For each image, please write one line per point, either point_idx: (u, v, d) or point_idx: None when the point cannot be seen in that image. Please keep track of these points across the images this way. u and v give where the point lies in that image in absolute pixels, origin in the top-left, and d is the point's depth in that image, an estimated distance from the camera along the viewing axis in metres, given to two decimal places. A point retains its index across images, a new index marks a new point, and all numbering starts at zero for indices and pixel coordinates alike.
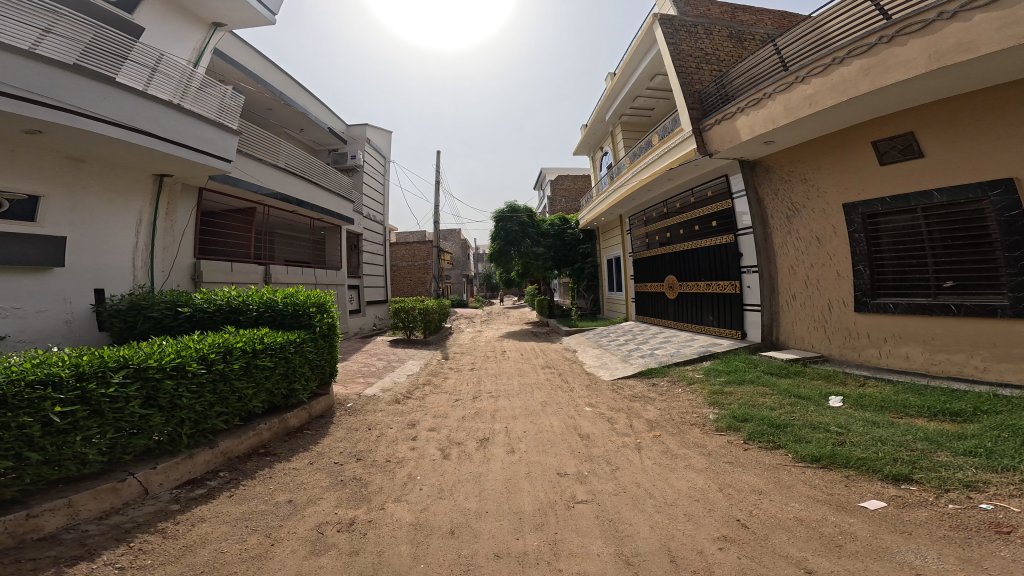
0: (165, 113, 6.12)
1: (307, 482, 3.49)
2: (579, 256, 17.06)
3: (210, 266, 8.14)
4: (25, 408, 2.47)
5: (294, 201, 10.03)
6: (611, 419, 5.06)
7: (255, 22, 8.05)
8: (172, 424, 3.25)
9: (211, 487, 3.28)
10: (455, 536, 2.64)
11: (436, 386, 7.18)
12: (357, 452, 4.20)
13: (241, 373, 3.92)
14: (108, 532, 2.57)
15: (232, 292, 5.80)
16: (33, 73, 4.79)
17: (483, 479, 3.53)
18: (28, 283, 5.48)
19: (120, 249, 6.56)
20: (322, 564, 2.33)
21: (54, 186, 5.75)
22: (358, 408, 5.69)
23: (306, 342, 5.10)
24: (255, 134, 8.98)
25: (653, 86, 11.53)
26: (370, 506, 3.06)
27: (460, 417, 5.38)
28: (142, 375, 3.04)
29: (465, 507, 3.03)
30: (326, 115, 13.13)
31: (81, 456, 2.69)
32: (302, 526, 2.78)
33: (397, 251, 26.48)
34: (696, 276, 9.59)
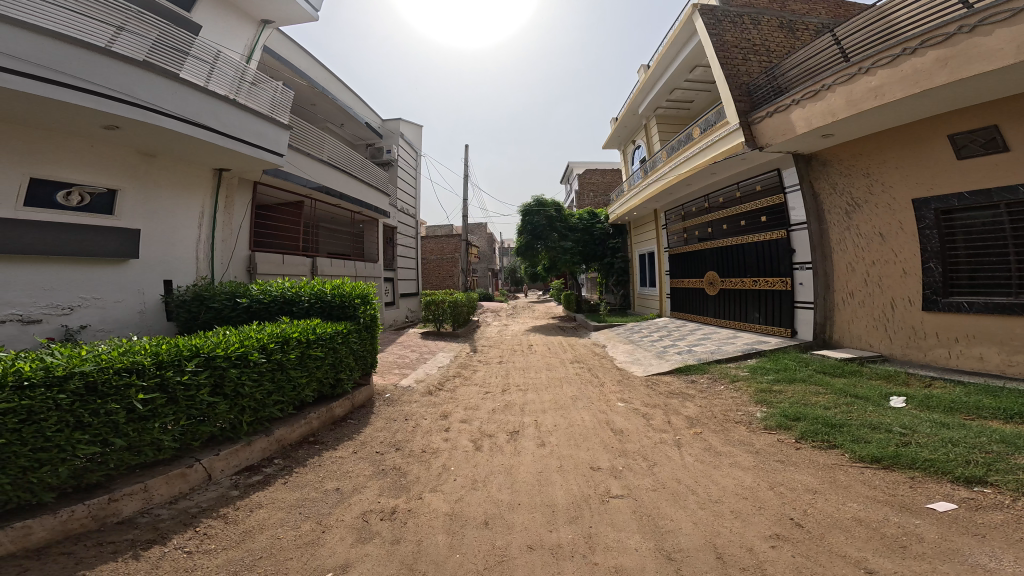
0: (224, 108, 6.50)
1: (352, 470, 3.67)
2: (607, 251, 16.75)
3: (263, 259, 8.67)
4: (112, 395, 2.69)
5: (337, 194, 10.37)
6: (645, 415, 4.97)
7: (298, 20, 8.41)
8: (235, 412, 3.50)
9: (267, 474, 3.51)
10: (489, 527, 2.69)
11: (466, 378, 7.30)
12: (396, 442, 4.35)
13: (295, 362, 4.16)
14: (176, 516, 2.80)
15: (286, 284, 6.13)
16: (114, 74, 5.21)
17: (515, 471, 3.57)
18: (111, 275, 6.05)
19: (185, 242, 7.07)
20: (368, 552, 2.44)
21: (127, 178, 6.24)
22: (395, 398, 5.88)
23: (352, 333, 5.34)
24: (304, 131, 9.41)
25: (691, 78, 11.05)
26: (409, 496, 3.17)
27: (490, 409, 5.45)
28: (211, 363, 3.31)
29: (498, 498, 3.08)
30: (364, 112, 13.54)
31: (157, 443, 2.93)
32: (348, 514, 2.92)
33: (426, 245, 27.10)
34: (741, 272, 9.16)
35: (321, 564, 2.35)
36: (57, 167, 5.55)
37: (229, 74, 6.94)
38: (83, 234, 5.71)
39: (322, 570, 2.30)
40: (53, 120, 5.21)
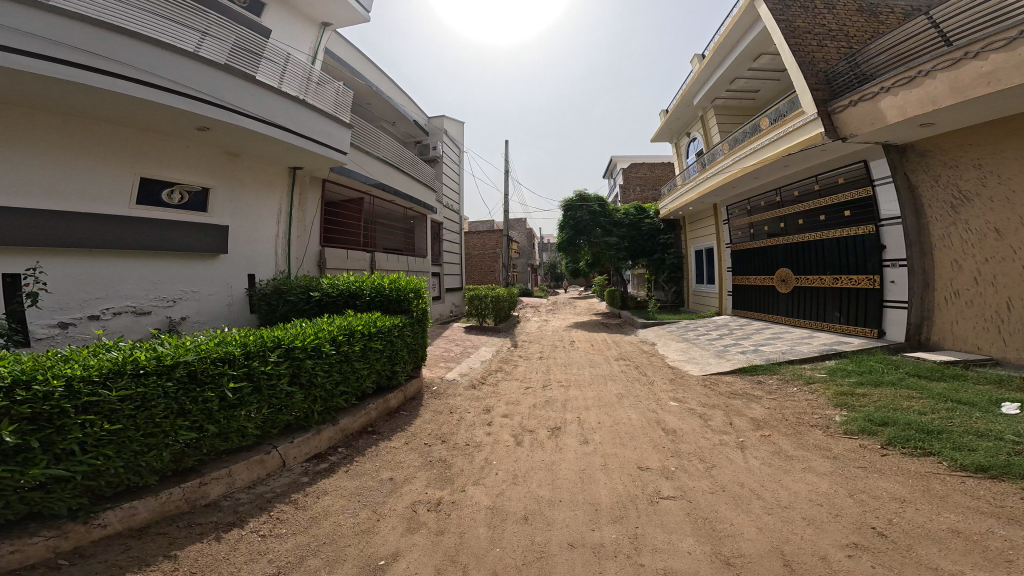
0: (295, 108, 6.86)
1: (404, 460, 3.83)
2: (657, 247, 16.43)
3: (331, 254, 9.14)
4: (209, 383, 2.95)
5: (392, 190, 10.71)
6: (703, 416, 4.83)
7: (351, 20, 8.71)
8: (308, 402, 3.77)
9: (333, 462, 3.72)
10: (529, 523, 2.73)
11: (508, 373, 7.39)
12: (442, 434, 4.49)
13: (358, 354, 4.43)
14: (254, 501, 3.01)
15: (352, 278, 6.40)
16: (206, 78, 5.63)
17: (557, 468, 3.59)
18: (205, 270, 6.60)
19: (265, 238, 7.60)
20: (415, 542, 2.55)
21: (215, 177, 6.73)
22: (442, 391, 6.05)
23: (406, 327, 5.59)
24: (364, 130, 9.76)
25: (756, 66, 10.57)
26: (453, 488, 3.27)
27: (531, 405, 5.49)
28: (291, 354, 3.59)
29: (539, 494, 3.12)
30: (413, 109, 13.87)
31: (242, 429, 3.18)
32: (400, 503, 3.06)
33: (468, 240, 27.53)
34: (819, 269, 8.65)
35: (376, 551, 2.48)
36: (161, 167, 6.04)
37: (298, 75, 7.32)
38: (184, 231, 6.25)
39: (375, 557, 2.42)
40: (156, 123, 5.68)
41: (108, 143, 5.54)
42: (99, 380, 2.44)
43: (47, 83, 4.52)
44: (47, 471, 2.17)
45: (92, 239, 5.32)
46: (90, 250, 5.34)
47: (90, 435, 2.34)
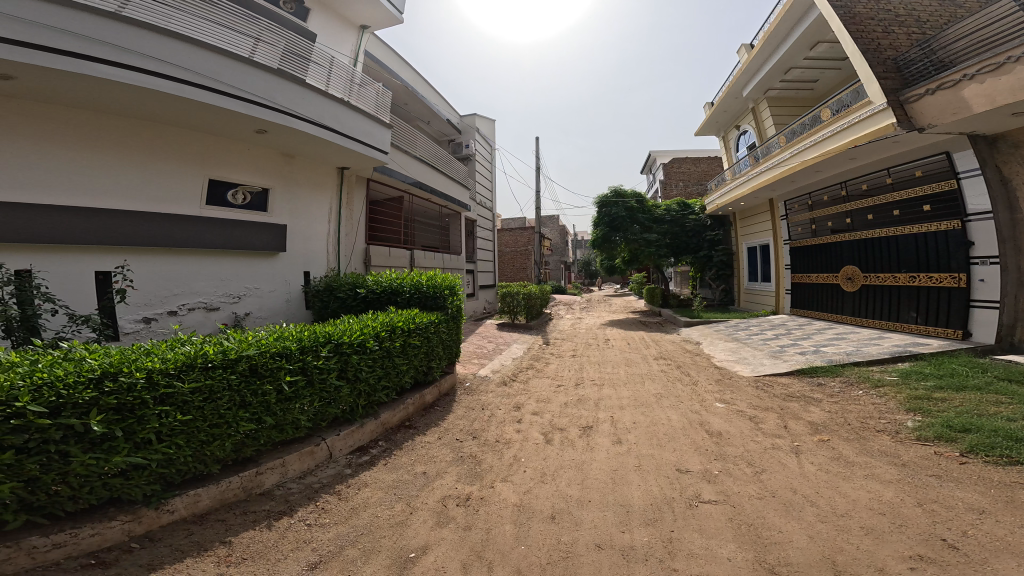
0: (341, 110, 7.10)
1: (436, 455, 3.94)
2: (704, 244, 15.77)
3: (376, 252, 9.42)
4: (267, 376, 3.15)
5: (429, 189, 10.93)
6: (754, 419, 4.69)
7: (385, 23, 8.92)
8: (353, 396, 3.95)
9: (374, 455, 3.88)
10: (556, 522, 2.75)
11: (539, 370, 7.42)
12: (473, 430, 4.57)
13: (399, 350, 4.61)
14: (303, 490, 3.18)
15: (393, 275, 6.66)
16: (264, 83, 5.92)
17: (586, 467, 3.60)
18: (266, 267, 6.99)
19: (318, 237, 7.92)
20: (444, 536, 2.63)
21: (273, 178, 7.07)
22: (475, 387, 6.16)
23: (442, 323, 5.76)
24: (403, 131, 10.00)
25: (813, 55, 10.19)
26: (482, 484, 3.34)
27: (562, 403, 5.50)
28: (339, 350, 3.78)
29: (567, 493, 3.14)
30: (446, 108, 14.09)
31: (295, 422, 3.37)
32: (432, 497, 3.16)
33: (500, 237, 27.69)
34: (890, 267, 8.26)
35: (407, 543, 2.57)
36: (225, 169, 6.41)
37: (342, 78, 7.58)
38: (247, 231, 6.63)
39: (407, 549, 2.52)
40: (220, 127, 6.02)
41: (180, 147, 5.91)
42: (173, 373, 2.64)
43: (129, 92, 4.87)
44: (128, 458, 2.36)
45: (168, 238, 5.73)
46: (165, 250, 5.74)
47: (165, 425, 2.54)
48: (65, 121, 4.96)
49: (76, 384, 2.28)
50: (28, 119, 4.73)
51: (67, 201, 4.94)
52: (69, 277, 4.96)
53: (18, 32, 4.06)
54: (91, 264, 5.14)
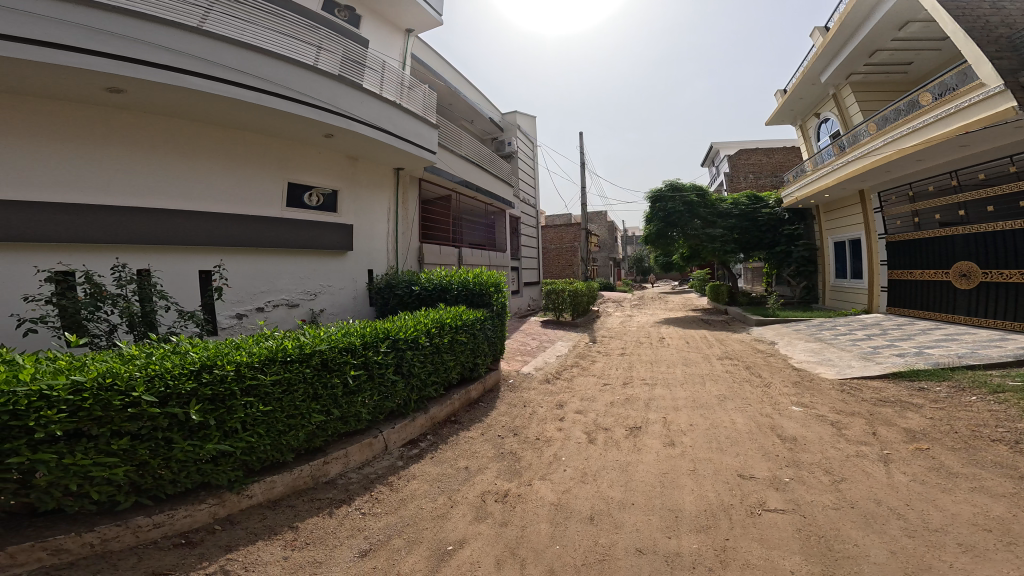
0: (395, 113, 7.41)
1: (478, 450, 4.04)
2: (780, 239, 14.73)
3: (429, 250, 9.70)
4: (335, 370, 3.39)
5: (474, 187, 11.11)
6: (836, 424, 4.41)
7: (426, 25, 9.11)
8: (407, 390, 4.14)
9: (422, 448, 4.03)
10: (594, 523, 2.76)
11: (584, 368, 7.40)
12: (515, 427, 4.64)
13: (447, 347, 4.77)
14: (361, 480, 3.38)
15: (443, 273, 6.97)
16: (329, 89, 6.26)
17: (631, 469, 3.57)
18: (336, 265, 7.41)
19: (378, 236, 8.29)
20: (481, 531, 2.71)
21: (337, 179, 7.44)
22: (518, 384, 6.25)
23: (487, 320, 5.89)
24: (449, 131, 10.22)
25: (903, 33, 9.42)
26: (520, 481, 3.40)
27: (608, 402, 5.46)
28: (395, 346, 3.99)
29: (608, 495, 3.13)
30: (488, 107, 14.25)
31: (357, 414, 3.60)
32: (472, 492, 3.26)
33: (546, 234, 27.58)
34: (1017, 262, 7.55)
35: (446, 536, 2.68)
36: (297, 172, 6.85)
37: (393, 81, 7.89)
38: (319, 231, 7.06)
39: (445, 542, 2.62)
40: (292, 133, 6.44)
41: (258, 152, 6.37)
42: (257, 366, 2.90)
43: (216, 102, 5.30)
44: (218, 445, 2.62)
45: (252, 238, 6.20)
46: (248, 249, 6.20)
47: (249, 415, 2.80)
48: (164, 132, 5.47)
49: (179, 375, 2.55)
50: (132, 130, 5.23)
51: (167, 205, 5.46)
52: (174, 276, 5.50)
53: (128, 50, 4.52)
54: (194, 265, 5.69)
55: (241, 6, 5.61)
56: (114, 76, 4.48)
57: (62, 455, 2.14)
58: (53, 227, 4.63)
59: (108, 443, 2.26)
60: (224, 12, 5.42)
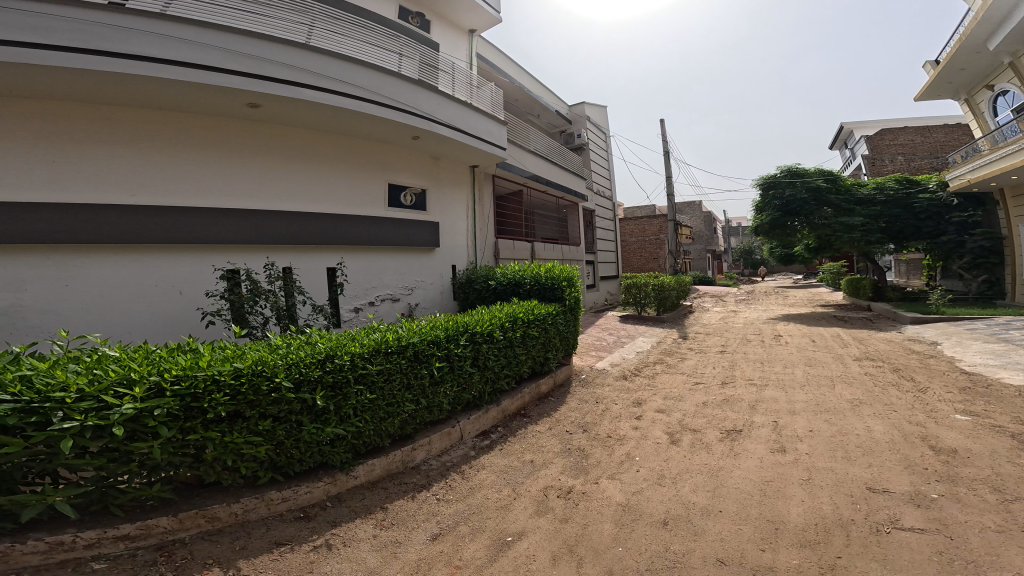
0: (469, 113, 7.69)
1: (544, 445, 4.08)
2: (949, 228, 12.57)
3: (503, 245, 9.88)
4: (424, 361, 3.64)
5: (545, 182, 11.10)
6: (1019, 437, 3.75)
7: (487, 24, 9.24)
8: (482, 382, 4.30)
9: (493, 440, 4.16)
10: (667, 528, 2.67)
11: (668, 366, 7.13)
12: (584, 423, 4.62)
13: (519, 340, 4.88)
14: (440, 468, 3.59)
15: (516, 267, 7.14)
16: (413, 94, 6.63)
17: (722, 474, 3.37)
18: (427, 261, 7.83)
19: (460, 233, 8.62)
20: (540, 525, 2.75)
21: (423, 179, 7.83)
22: (590, 380, 6.19)
23: (560, 315, 5.90)
24: (517, 126, 10.33)
25: None
26: (586, 478, 3.38)
27: (698, 402, 5.20)
28: (473, 339, 4.18)
29: (689, 500, 3.00)
30: (555, 100, 14.13)
31: (441, 404, 3.82)
32: (535, 485, 3.32)
33: (626, 227, 26.47)
34: None
35: (506, 527, 2.77)
36: (392, 173, 7.32)
37: (462, 81, 8.15)
38: (412, 229, 7.50)
39: (505, 532, 2.71)
40: (385, 136, 6.92)
41: (358, 156, 6.86)
42: (366, 357, 3.22)
43: (325, 112, 5.83)
44: (335, 429, 2.95)
45: (359, 236, 6.73)
46: (354, 247, 6.74)
47: (359, 401, 3.11)
48: (285, 142, 6.08)
49: (309, 364, 2.91)
50: (259, 141, 5.85)
51: (291, 207, 6.10)
52: (308, 274, 6.18)
53: (262, 69, 5.09)
54: (322, 262, 6.36)
55: (338, 23, 6.14)
56: (251, 93, 5.08)
57: (224, 434, 2.54)
58: (208, 230, 5.36)
59: (256, 424, 2.64)
60: (325, 29, 5.94)
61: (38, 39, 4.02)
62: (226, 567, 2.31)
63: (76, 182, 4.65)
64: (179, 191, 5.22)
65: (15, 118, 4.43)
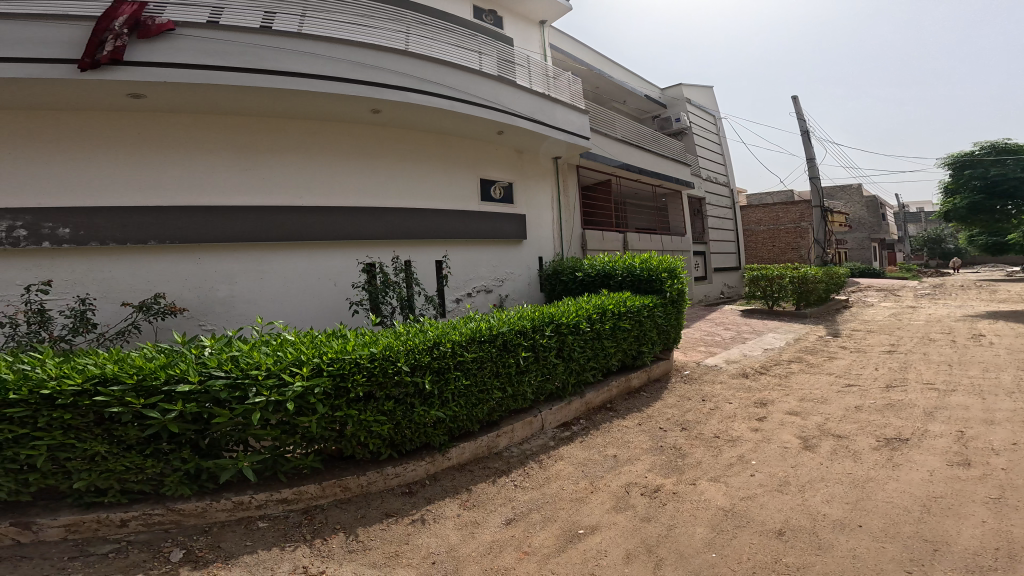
0: (550, 105, 7.68)
1: (632, 441, 3.94)
2: None
3: (591, 236, 9.66)
4: (512, 350, 3.76)
5: (637, 169, 10.61)
6: None
7: (559, 12, 9.06)
8: (567, 374, 4.27)
9: (573, 432, 4.11)
10: (783, 539, 2.41)
11: (808, 366, 6.33)
12: (683, 421, 4.36)
13: (608, 333, 4.76)
14: (520, 455, 3.66)
15: (606, 258, 6.97)
16: (497, 90, 6.81)
17: (870, 486, 2.92)
18: (516, 253, 8.03)
19: (545, 224, 8.65)
20: (617, 521, 2.70)
21: (508, 173, 7.98)
22: (694, 376, 5.80)
23: (657, 307, 5.63)
24: (602, 114, 10.02)
25: None
26: (680, 478, 3.19)
27: (847, 406, 4.55)
28: (559, 330, 4.19)
29: (818, 510, 2.67)
30: (645, 84, 13.44)
31: (525, 393, 3.89)
32: (615, 481, 3.23)
33: None
34: None
35: (579, 519, 2.76)
36: (480, 167, 7.56)
37: (540, 74, 8.12)
38: (502, 222, 7.71)
39: (577, 524, 2.71)
40: (473, 133, 7.17)
41: (450, 153, 7.17)
42: (463, 344, 3.43)
43: (423, 113, 6.20)
44: (438, 412, 3.19)
45: (455, 230, 7.05)
46: (450, 241, 7.09)
47: (457, 386, 3.33)
48: (396, 142, 6.60)
49: (420, 351, 3.18)
50: (367, 144, 6.34)
51: (403, 204, 6.61)
52: (424, 266, 6.76)
53: (373, 78, 5.55)
54: (430, 254, 6.85)
55: (427, 27, 6.53)
56: (369, 99, 5.59)
57: (360, 412, 2.89)
58: (333, 228, 5.95)
59: (380, 405, 2.96)
60: (418, 34, 6.33)
61: (220, 63, 4.80)
62: (349, 533, 2.65)
63: (244, 186, 5.51)
64: (316, 192, 5.93)
65: (195, 131, 5.31)
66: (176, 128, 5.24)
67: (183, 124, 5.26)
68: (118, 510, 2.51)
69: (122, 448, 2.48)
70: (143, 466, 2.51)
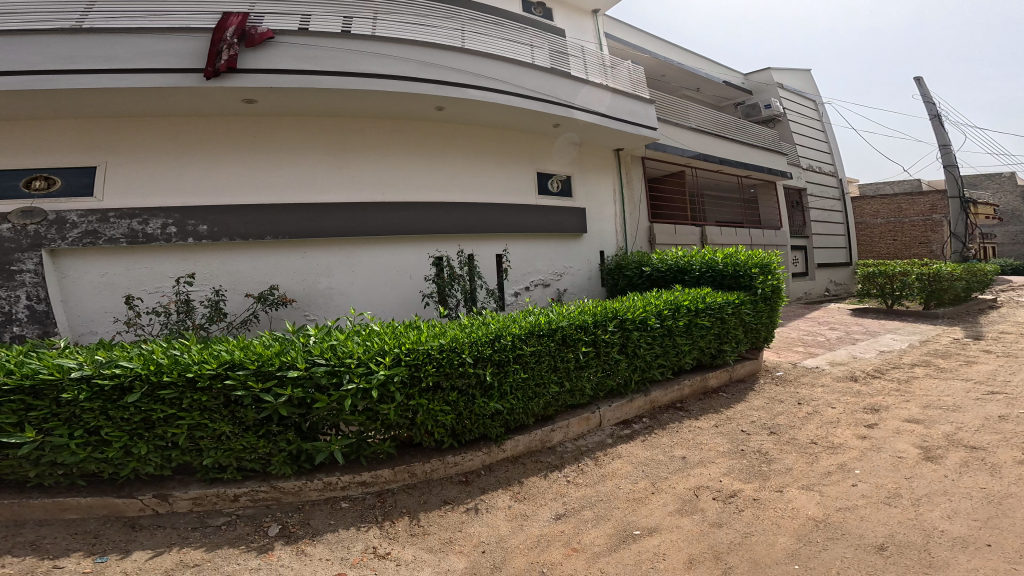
0: (610, 96, 7.51)
1: (705, 443, 3.67)
2: None
3: (660, 230, 9.21)
4: (571, 345, 3.70)
5: (716, 160, 9.90)
6: None
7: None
8: (629, 370, 4.10)
9: (634, 430, 3.93)
10: (885, 555, 2.11)
11: (937, 371, 5.44)
12: (771, 425, 3.98)
13: (682, 329, 4.50)
14: (574, 451, 3.57)
15: (679, 253, 6.60)
16: (556, 83, 6.80)
17: (1010, 504, 2.45)
18: (576, 247, 7.92)
19: (607, 217, 8.43)
20: (681, 525, 2.55)
21: (567, 167, 7.92)
22: (786, 378, 5.26)
23: (744, 304, 5.20)
24: (670, 102, 9.52)
25: None
26: (762, 485, 2.91)
27: (988, 416, 3.85)
28: (625, 326, 4.04)
29: (934, 527, 2.30)
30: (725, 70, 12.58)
31: (583, 388, 3.79)
32: (682, 483, 3.03)
33: None
34: None
35: (635, 520, 2.65)
36: (540, 162, 7.58)
37: (596, 64, 7.97)
38: (563, 215, 7.66)
39: (633, 525, 2.60)
40: (533, 127, 7.21)
41: (511, 149, 7.28)
42: (523, 337, 3.44)
43: (486, 110, 6.36)
44: (497, 404, 3.24)
45: (516, 224, 7.12)
46: (511, 236, 7.17)
47: (515, 379, 3.35)
48: (461, 139, 6.82)
49: (482, 344, 3.25)
50: (434, 144, 6.63)
51: (469, 201, 6.80)
52: (486, 262, 6.90)
53: (439, 76, 5.81)
54: (493, 249, 6.98)
55: (487, 25, 6.71)
56: (436, 98, 5.85)
57: (429, 400, 3.03)
58: (405, 226, 6.27)
59: (445, 394, 3.08)
60: (478, 34, 6.53)
61: (312, 68, 5.26)
62: (412, 518, 2.78)
63: (330, 186, 6.01)
64: (392, 189, 6.31)
65: (288, 138, 5.89)
66: (273, 134, 5.84)
67: (278, 131, 5.85)
68: (232, 485, 2.85)
69: (241, 428, 2.81)
70: (256, 445, 2.83)
